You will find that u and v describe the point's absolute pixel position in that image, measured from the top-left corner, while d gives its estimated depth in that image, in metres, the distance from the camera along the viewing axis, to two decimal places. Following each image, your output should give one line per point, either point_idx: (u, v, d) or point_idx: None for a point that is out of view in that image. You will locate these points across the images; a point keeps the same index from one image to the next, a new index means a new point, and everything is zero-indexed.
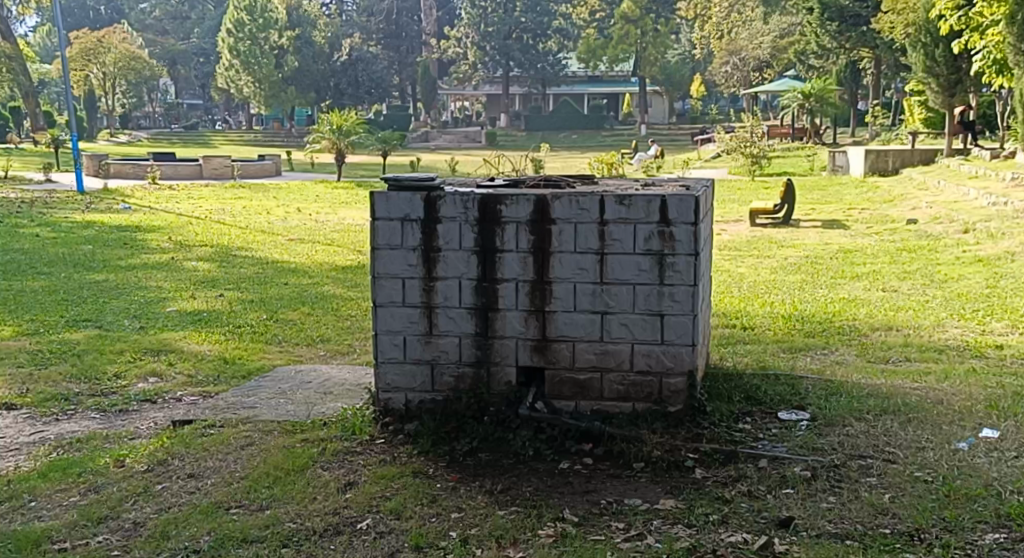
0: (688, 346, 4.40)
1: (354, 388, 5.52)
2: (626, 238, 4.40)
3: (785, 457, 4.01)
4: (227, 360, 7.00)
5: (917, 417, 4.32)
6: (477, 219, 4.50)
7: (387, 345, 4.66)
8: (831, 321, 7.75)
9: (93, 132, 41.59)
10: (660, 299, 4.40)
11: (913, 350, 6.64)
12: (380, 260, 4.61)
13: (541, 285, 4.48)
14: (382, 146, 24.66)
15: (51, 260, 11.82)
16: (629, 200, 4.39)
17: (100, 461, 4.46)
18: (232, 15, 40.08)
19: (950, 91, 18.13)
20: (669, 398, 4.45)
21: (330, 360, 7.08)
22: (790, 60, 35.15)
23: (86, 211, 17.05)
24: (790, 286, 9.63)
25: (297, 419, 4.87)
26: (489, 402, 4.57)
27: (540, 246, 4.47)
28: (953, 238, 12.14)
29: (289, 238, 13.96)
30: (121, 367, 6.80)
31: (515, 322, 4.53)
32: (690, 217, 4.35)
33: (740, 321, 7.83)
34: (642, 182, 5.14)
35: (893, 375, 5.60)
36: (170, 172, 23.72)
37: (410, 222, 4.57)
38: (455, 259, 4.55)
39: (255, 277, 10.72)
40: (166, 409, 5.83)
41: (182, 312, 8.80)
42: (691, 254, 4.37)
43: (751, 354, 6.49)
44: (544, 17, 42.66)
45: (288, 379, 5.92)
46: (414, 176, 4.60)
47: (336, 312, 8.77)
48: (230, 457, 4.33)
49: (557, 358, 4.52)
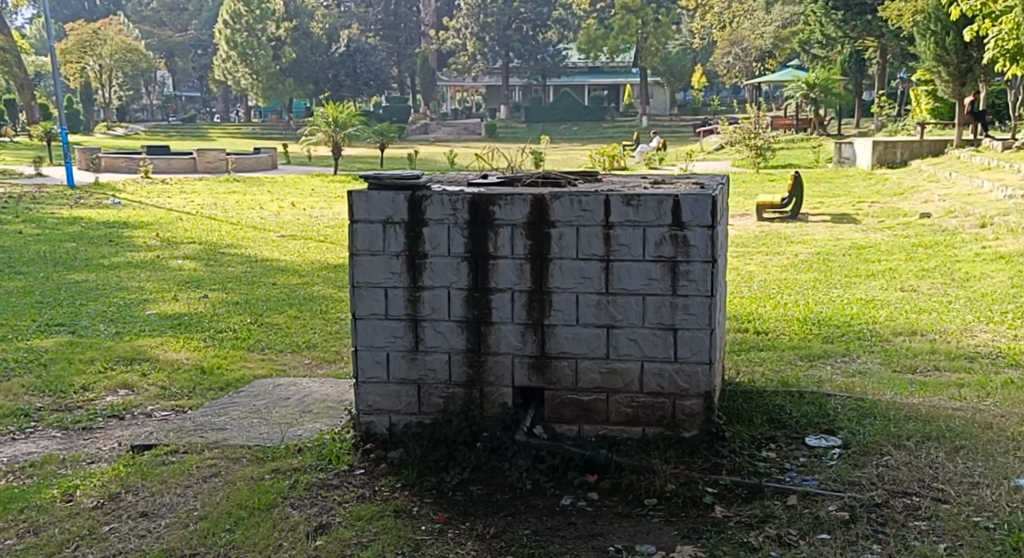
0: (705, 364, 3.94)
1: (335, 405, 5.03)
2: (634, 243, 3.94)
3: (817, 493, 3.53)
4: (205, 370, 6.52)
5: (966, 445, 3.83)
6: (467, 221, 4.04)
7: (367, 362, 4.20)
8: (849, 324, 7.26)
9: (90, 125, 40.96)
10: (673, 311, 3.94)
11: (940, 358, 6.17)
12: (360, 268, 4.14)
13: (539, 295, 4.02)
14: (379, 138, 24.22)
15: (30, 259, 11.36)
16: (637, 201, 3.92)
17: (47, 494, 3.99)
18: (228, 6, 39.40)
19: (961, 80, 17.60)
20: (683, 423, 3.98)
21: (316, 369, 6.60)
22: (793, 50, 34.64)
23: (74, 207, 16.53)
24: (803, 286, 9.14)
25: (269, 443, 4.39)
26: (482, 426, 4.10)
27: (538, 251, 4.00)
28: (970, 233, 11.68)
29: (281, 235, 13.47)
30: (88, 378, 6.31)
31: (510, 337, 4.06)
32: (706, 219, 3.88)
33: (753, 324, 7.34)
34: (652, 179, 4.65)
35: (925, 388, 5.13)
36: (163, 164, 23.22)
37: (393, 225, 4.10)
38: (443, 267, 4.08)
39: (243, 277, 10.25)
40: (134, 428, 5.35)
41: (162, 316, 8.31)
42: (707, 261, 3.90)
43: (766, 365, 6.05)
44: (543, 7, 42.24)
45: (265, 394, 5.43)
46: (397, 174, 4.13)
47: (324, 316, 8.29)
48: (190, 492, 3.86)
49: (558, 378, 4.06)
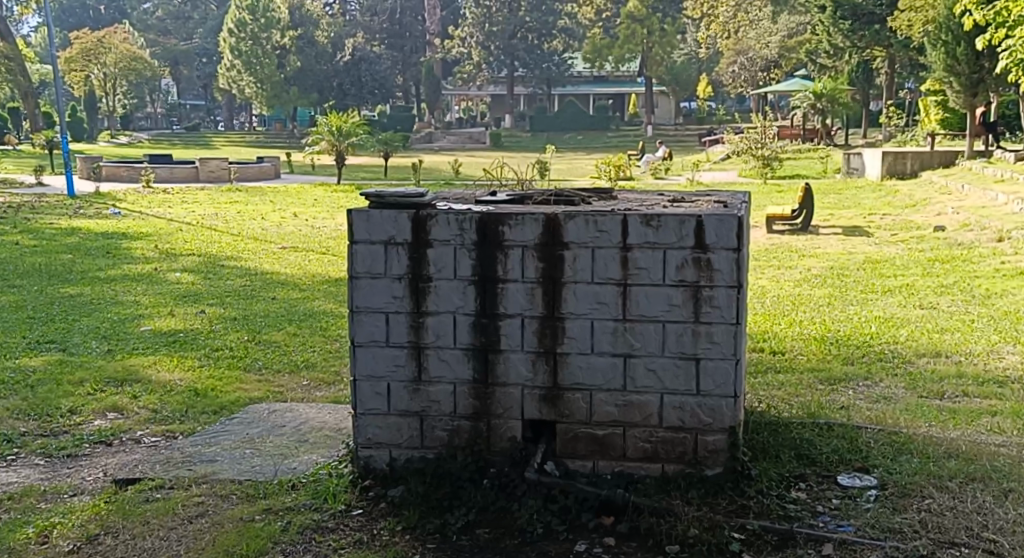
0: (729, 397, 3.69)
1: (334, 434, 4.76)
2: (654, 266, 3.69)
3: (856, 542, 3.30)
4: (198, 392, 6.23)
5: (1014, 489, 3.59)
6: (475, 242, 3.80)
7: (367, 393, 3.95)
8: (868, 344, 6.97)
9: (94, 133, 40.82)
10: (695, 340, 3.68)
11: (967, 383, 5.88)
12: (360, 291, 3.89)
13: (551, 322, 3.78)
14: (383, 148, 24.00)
15: (25, 271, 11.13)
16: (657, 221, 3.68)
17: (21, 533, 3.71)
18: (233, 15, 39.20)
19: (972, 91, 17.29)
20: (706, 460, 3.72)
21: (315, 392, 6.30)
22: (799, 60, 34.41)
23: (74, 217, 16.30)
24: (818, 302, 8.84)
25: (261, 478, 4.11)
26: (490, 461, 3.86)
27: (550, 275, 3.76)
28: (987, 247, 11.39)
29: (282, 247, 13.21)
30: (76, 401, 6.03)
31: (521, 366, 3.82)
32: (732, 241, 3.64)
33: (768, 343, 7.04)
34: (669, 197, 4.41)
35: (956, 417, 4.86)
36: (165, 173, 23.00)
37: (395, 246, 3.86)
38: (448, 291, 3.84)
39: (242, 291, 10.00)
40: (122, 455, 5.07)
41: (157, 332, 8.04)
42: (732, 286, 3.65)
43: (786, 389, 5.76)
44: (549, 16, 41.91)
45: (259, 421, 5.14)
46: (400, 192, 3.89)
47: (324, 333, 8.00)
48: (175, 536, 3.60)
49: (571, 411, 3.81)
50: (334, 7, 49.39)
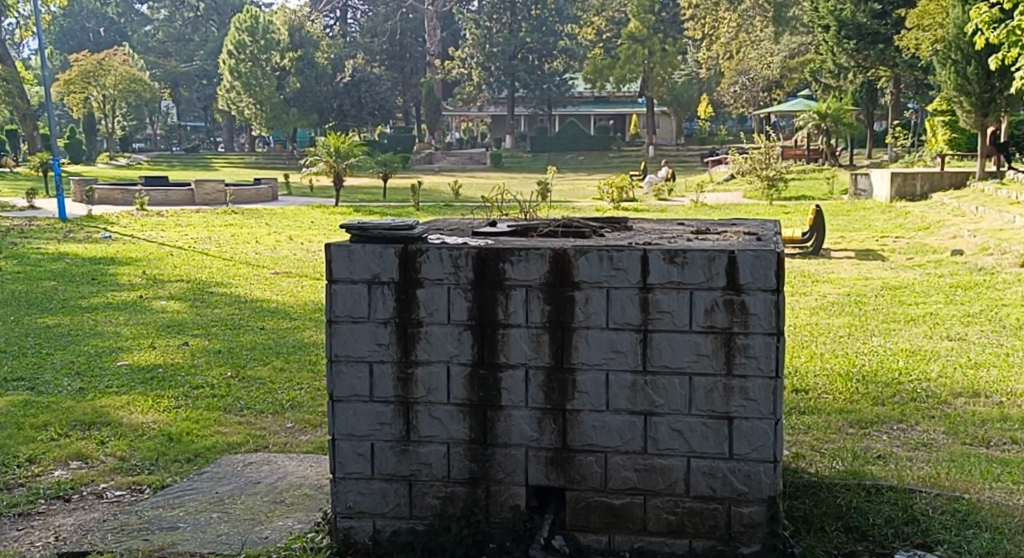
0: (768, 463, 3.21)
1: (314, 492, 4.24)
2: (678, 309, 3.21)
3: None
4: (172, 437, 5.68)
5: None
6: (472, 282, 3.32)
7: (348, 455, 3.46)
8: (899, 382, 6.42)
9: (93, 155, 40.33)
10: (726, 397, 3.21)
11: (1014, 428, 5.34)
12: (339, 338, 3.40)
13: (560, 373, 3.29)
14: (381, 168, 23.55)
15: (2, 300, 10.60)
16: (682, 257, 3.19)
17: None
18: (233, 37, 39.08)
19: (983, 111, 16.82)
20: (740, 536, 3.25)
21: (299, 436, 5.74)
22: (802, 81, 33.98)
23: (63, 241, 15.78)
24: (837, 333, 8.29)
25: (227, 550, 3.59)
26: (489, 534, 3.38)
27: (558, 319, 3.28)
28: (1010, 273, 10.86)
29: (274, 272, 12.71)
30: (36, 448, 5.49)
31: (524, 424, 3.34)
32: (769, 281, 3.16)
33: (787, 379, 6.49)
34: (693, 228, 3.91)
35: (1012, 472, 4.33)
36: (159, 197, 22.45)
37: (381, 285, 3.37)
38: (441, 337, 3.35)
39: (229, 320, 9.48)
40: (78, 514, 4.54)
41: (134, 367, 7.49)
42: (769, 334, 3.16)
43: (814, 434, 5.23)
44: (550, 37, 41.27)
45: (232, 476, 4.61)
46: (386, 223, 3.40)
47: (312, 369, 7.43)
48: None
49: (584, 476, 3.32)
50: (334, 29, 49.15)
